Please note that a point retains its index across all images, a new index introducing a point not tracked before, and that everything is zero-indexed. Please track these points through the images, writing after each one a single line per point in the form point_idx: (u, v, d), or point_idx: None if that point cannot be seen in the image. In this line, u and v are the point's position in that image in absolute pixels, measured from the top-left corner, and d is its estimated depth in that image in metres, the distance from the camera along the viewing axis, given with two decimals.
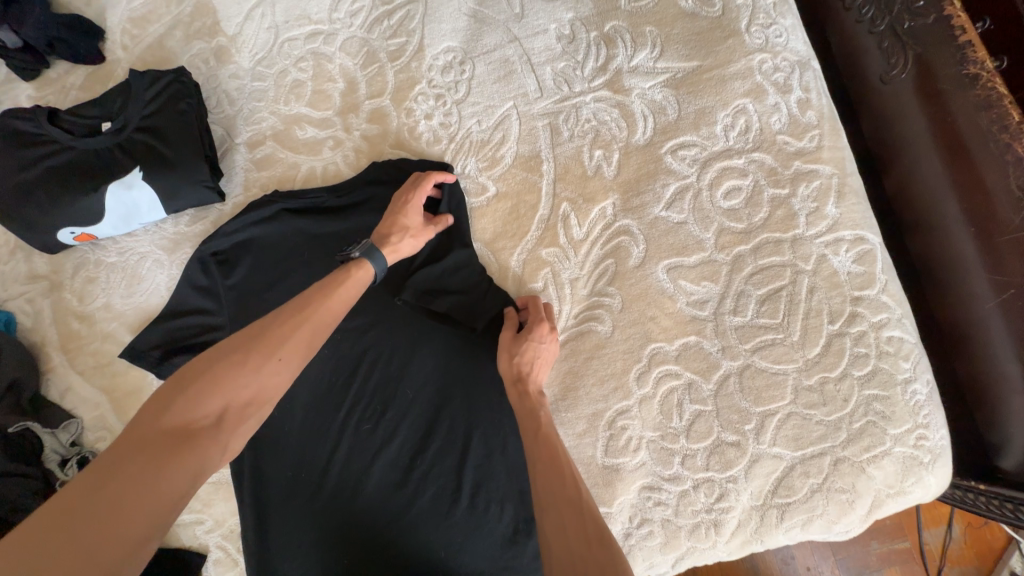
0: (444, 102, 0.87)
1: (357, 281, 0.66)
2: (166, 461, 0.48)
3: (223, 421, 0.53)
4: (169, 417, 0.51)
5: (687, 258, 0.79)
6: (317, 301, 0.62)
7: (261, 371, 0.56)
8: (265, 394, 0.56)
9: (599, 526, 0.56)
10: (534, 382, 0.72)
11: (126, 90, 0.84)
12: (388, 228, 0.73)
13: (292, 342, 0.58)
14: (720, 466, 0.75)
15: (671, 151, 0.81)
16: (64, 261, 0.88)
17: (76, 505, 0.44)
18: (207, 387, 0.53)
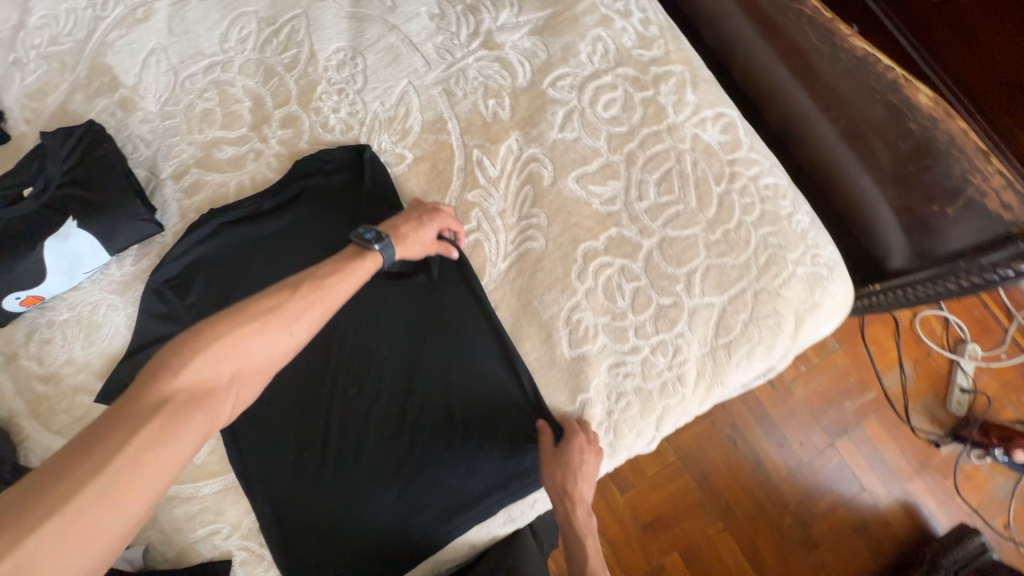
0: (346, 94, 0.96)
1: (365, 270, 0.75)
2: (189, 415, 0.56)
3: (234, 384, 0.62)
4: (192, 374, 0.58)
5: (589, 166, 0.91)
6: (328, 283, 0.71)
7: (271, 340, 0.64)
8: (274, 362, 0.66)
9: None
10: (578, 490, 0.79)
11: (39, 153, 0.87)
12: (405, 228, 0.81)
13: (302, 323, 0.67)
14: (666, 328, 0.86)
15: (551, 84, 0.94)
16: (14, 332, 0.89)
17: (104, 449, 0.50)
18: (225, 351, 0.61)
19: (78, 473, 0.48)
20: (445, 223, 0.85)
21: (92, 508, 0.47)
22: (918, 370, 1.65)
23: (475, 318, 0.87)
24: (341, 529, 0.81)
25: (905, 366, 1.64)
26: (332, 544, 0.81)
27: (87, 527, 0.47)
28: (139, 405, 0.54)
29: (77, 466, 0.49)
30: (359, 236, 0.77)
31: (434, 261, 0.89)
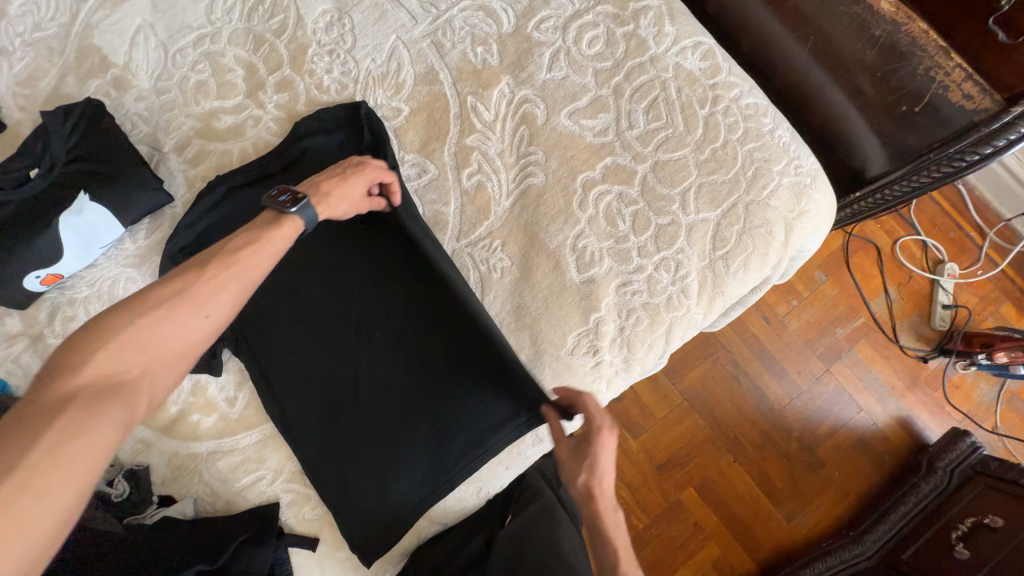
0: (337, 55, 0.99)
1: (285, 238, 0.73)
2: (104, 405, 0.54)
3: (151, 372, 0.60)
4: (95, 366, 0.55)
5: (579, 102, 0.95)
6: (240, 259, 0.67)
7: (183, 326, 0.62)
8: (193, 346, 0.63)
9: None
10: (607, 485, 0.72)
11: (41, 133, 0.88)
12: (328, 187, 0.78)
13: (218, 301, 0.65)
14: (667, 245, 0.91)
15: (536, 27, 0.98)
16: (37, 313, 0.91)
17: (12, 446, 0.48)
18: (131, 341, 0.58)
19: None
20: (375, 175, 0.83)
21: (15, 502, 0.46)
22: (902, 292, 1.73)
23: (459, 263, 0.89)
24: (378, 460, 0.86)
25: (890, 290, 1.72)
26: (373, 475, 0.85)
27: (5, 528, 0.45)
28: (40, 406, 0.51)
29: None
30: (274, 199, 0.74)
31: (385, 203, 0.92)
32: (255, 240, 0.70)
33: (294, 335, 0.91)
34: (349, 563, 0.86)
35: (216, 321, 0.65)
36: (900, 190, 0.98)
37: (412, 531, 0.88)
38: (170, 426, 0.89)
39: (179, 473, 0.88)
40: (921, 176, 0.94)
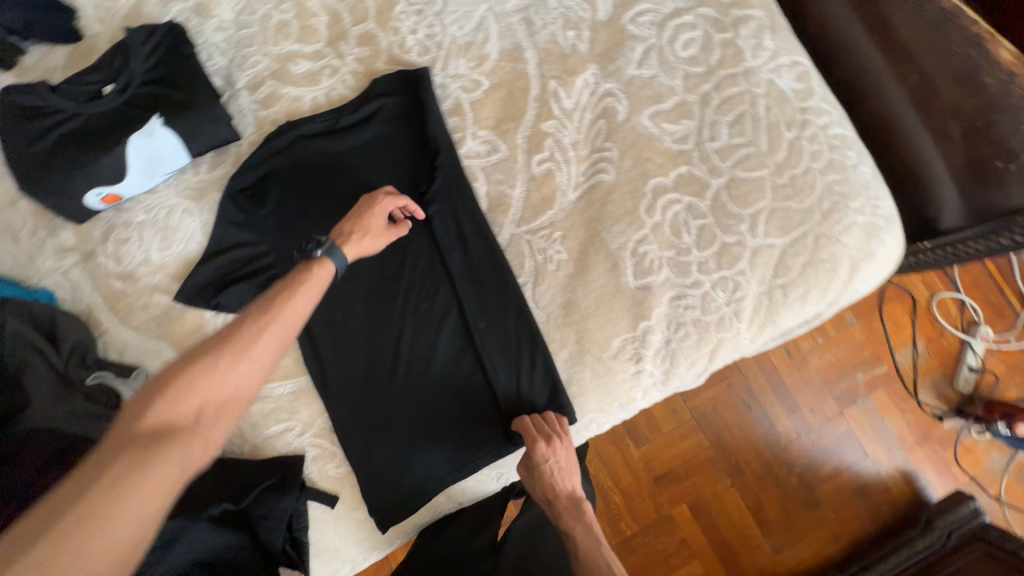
0: (425, 16, 0.96)
1: (319, 279, 0.73)
2: (158, 452, 0.55)
3: (205, 419, 0.59)
4: (154, 414, 0.57)
5: (664, 104, 0.93)
6: (279, 305, 0.68)
7: (231, 372, 0.61)
8: (241, 394, 0.62)
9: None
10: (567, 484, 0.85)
11: (121, 49, 0.87)
12: (351, 230, 0.80)
13: (255, 348, 0.63)
14: (728, 264, 0.89)
15: (632, 20, 0.95)
16: (90, 230, 0.91)
17: (79, 496, 0.51)
18: (185, 389, 0.59)
19: (54, 524, 0.49)
20: (388, 204, 0.83)
21: (69, 553, 0.48)
22: (931, 346, 1.70)
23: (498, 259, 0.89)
24: (407, 432, 0.86)
25: (918, 343, 1.69)
26: (401, 445, 0.85)
27: (57, 570, 0.47)
28: (107, 453, 0.54)
29: (57, 517, 0.50)
30: (302, 251, 0.77)
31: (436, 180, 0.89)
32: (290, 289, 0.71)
33: (341, 293, 0.90)
34: (363, 526, 0.86)
35: (255, 368, 0.63)
36: (977, 247, 0.99)
37: (429, 506, 0.87)
38: None
39: None
40: (998, 238, 0.94)
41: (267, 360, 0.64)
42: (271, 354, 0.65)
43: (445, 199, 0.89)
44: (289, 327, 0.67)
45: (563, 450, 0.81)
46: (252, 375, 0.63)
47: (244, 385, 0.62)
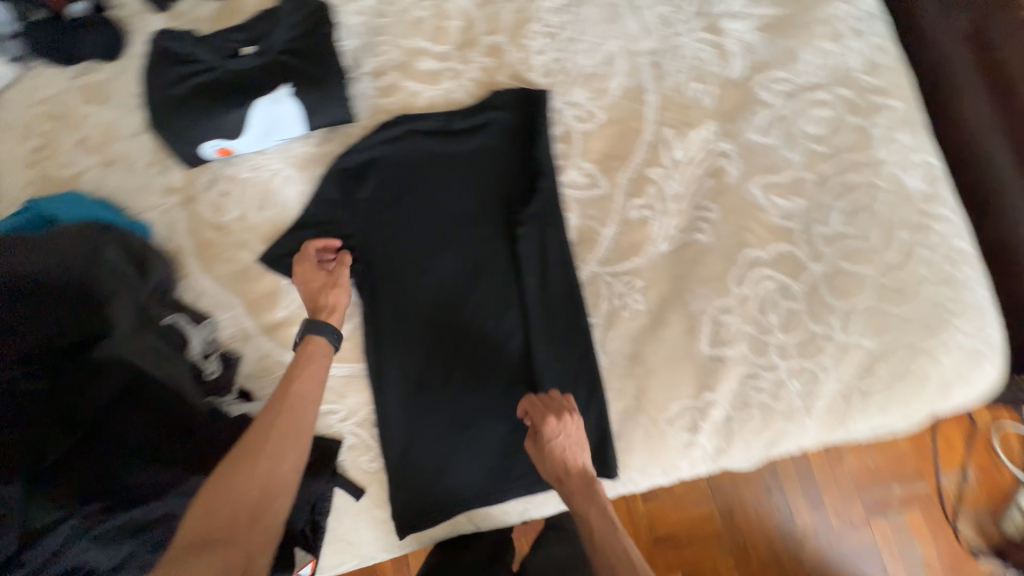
0: (556, 39, 0.97)
1: (319, 361, 0.74)
2: (208, 563, 0.54)
3: (245, 522, 0.58)
4: (194, 529, 0.56)
5: (778, 176, 0.90)
6: (291, 393, 0.68)
7: (257, 469, 0.61)
8: (273, 489, 0.61)
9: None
10: (581, 464, 0.73)
11: (272, 17, 0.93)
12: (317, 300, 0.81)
13: (273, 439, 0.63)
14: (811, 355, 0.85)
15: (763, 85, 0.93)
16: (197, 176, 0.95)
17: None
18: (218, 497, 0.58)
19: None
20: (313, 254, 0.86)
21: None
22: (980, 471, 1.26)
23: (575, 294, 0.87)
24: (446, 446, 0.84)
25: (967, 465, 1.26)
26: (437, 455, 0.84)
27: None
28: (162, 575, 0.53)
29: None
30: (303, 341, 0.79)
31: (531, 202, 0.88)
32: (291, 378, 0.70)
33: (411, 290, 0.89)
34: (380, 527, 0.84)
35: (283, 453, 0.63)
36: None
37: (449, 524, 0.86)
38: (271, 327, 0.90)
39: (264, 372, 0.89)
40: None
41: (295, 443, 0.64)
42: (298, 438, 0.65)
43: (536, 223, 0.88)
44: (307, 410, 0.68)
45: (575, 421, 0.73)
46: (285, 462, 0.63)
47: (281, 473, 0.62)
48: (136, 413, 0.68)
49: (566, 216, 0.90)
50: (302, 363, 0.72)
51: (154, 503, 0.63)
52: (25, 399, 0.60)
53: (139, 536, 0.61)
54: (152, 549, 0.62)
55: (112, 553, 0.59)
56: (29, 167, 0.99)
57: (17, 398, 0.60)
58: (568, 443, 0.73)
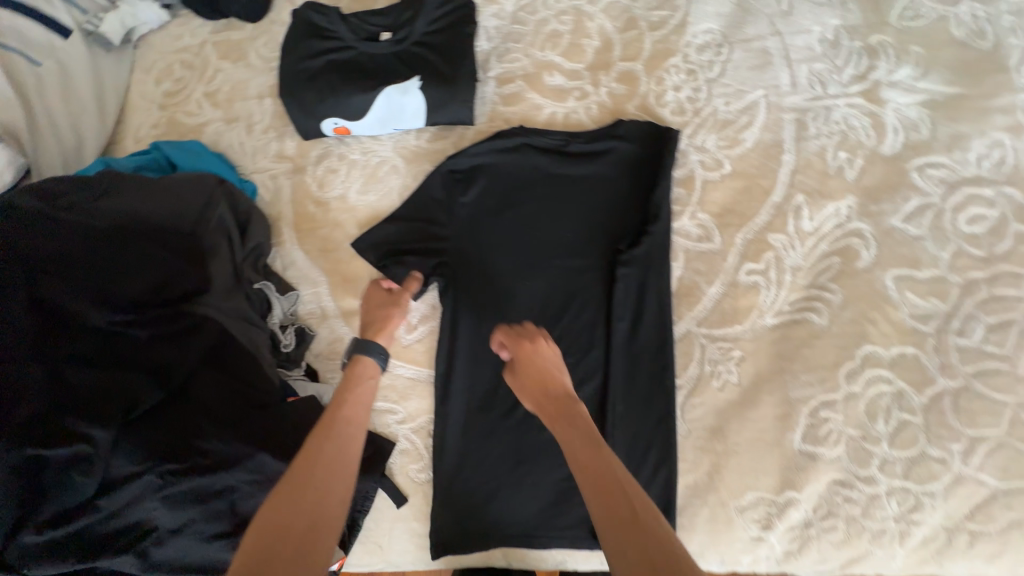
0: (695, 78, 0.92)
1: (367, 388, 0.69)
2: None
3: (297, 559, 0.50)
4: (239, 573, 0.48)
5: (918, 272, 0.81)
6: (337, 417, 0.63)
7: (304, 497, 0.54)
8: (323, 522, 0.53)
9: (674, 551, 0.50)
10: (560, 385, 0.70)
11: (414, 6, 0.92)
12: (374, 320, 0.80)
13: (321, 467, 0.57)
14: (918, 479, 0.75)
15: (919, 168, 0.85)
16: (310, 149, 0.97)
17: None
18: (265, 531, 0.51)
19: None
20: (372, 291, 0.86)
21: None
22: None
23: (665, 351, 0.81)
24: (499, 476, 0.81)
25: None
26: (488, 482, 0.81)
27: None
28: None
29: None
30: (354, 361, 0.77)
31: (638, 245, 0.83)
32: (339, 401, 0.66)
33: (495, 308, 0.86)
34: (413, 541, 0.82)
35: (334, 481, 0.57)
36: None
37: (483, 555, 0.82)
38: (349, 313, 0.89)
39: (333, 356, 0.87)
40: None
41: (342, 474, 0.58)
42: (344, 468, 0.58)
43: (639, 266, 0.83)
44: (355, 437, 0.62)
45: (546, 345, 0.74)
46: (333, 493, 0.56)
47: (331, 503, 0.55)
48: (217, 376, 0.68)
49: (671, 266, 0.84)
50: (349, 387, 0.68)
51: (222, 474, 0.62)
52: (127, 347, 0.65)
53: (206, 502, 0.61)
54: (216, 517, 0.62)
55: (177, 514, 0.60)
56: (160, 108, 1.03)
57: (124, 344, 0.65)
58: (543, 364, 0.71)
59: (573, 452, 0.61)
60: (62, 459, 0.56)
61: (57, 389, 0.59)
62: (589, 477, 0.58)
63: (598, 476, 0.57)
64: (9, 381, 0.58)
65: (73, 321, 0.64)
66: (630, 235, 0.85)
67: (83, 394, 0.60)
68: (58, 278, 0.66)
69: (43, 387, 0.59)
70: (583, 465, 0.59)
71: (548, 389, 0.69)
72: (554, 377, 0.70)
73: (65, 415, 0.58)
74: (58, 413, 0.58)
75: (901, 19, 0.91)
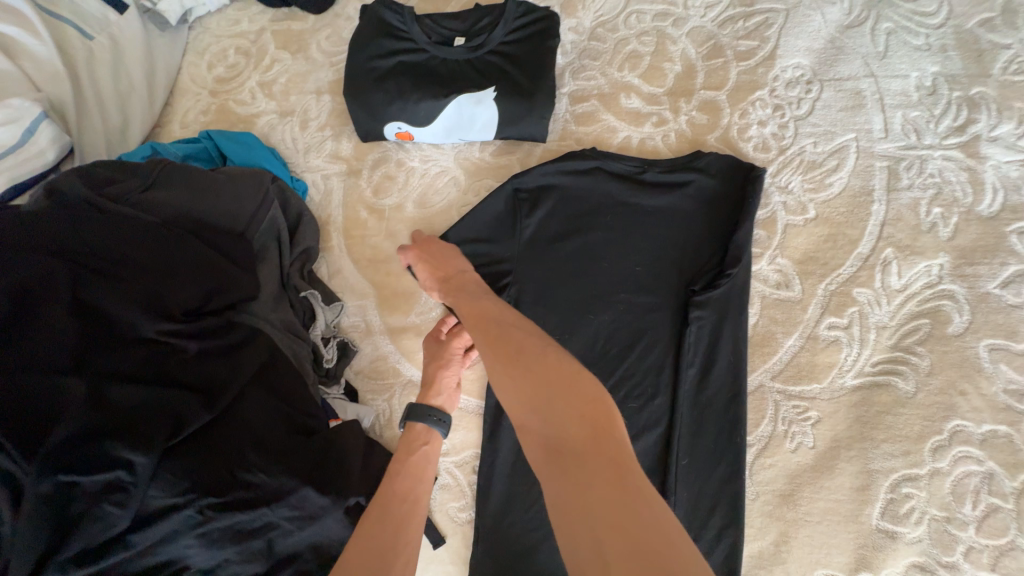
0: (782, 113, 0.87)
1: (421, 455, 0.66)
2: None
3: None
4: None
5: (1015, 344, 0.75)
6: (398, 482, 0.61)
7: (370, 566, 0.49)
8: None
9: (524, 340, 0.55)
10: (452, 268, 0.73)
11: (492, 13, 0.87)
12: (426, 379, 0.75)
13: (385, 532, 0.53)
14: (1007, 572, 0.69)
15: (1019, 232, 0.79)
16: (367, 152, 0.91)
17: None
18: None
19: None
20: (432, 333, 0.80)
21: None
22: None
23: (736, 406, 0.75)
24: (548, 527, 0.74)
25: None
26: (535, 532, 0.74)
27: None
28: None
29: None
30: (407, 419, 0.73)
31: (716, 290, 0.77)
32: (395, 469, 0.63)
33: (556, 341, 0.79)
34: None
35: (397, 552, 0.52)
36: None
37: None
38: (396, 331, 0.83)
39: (375, 376, 0.81)
40: None
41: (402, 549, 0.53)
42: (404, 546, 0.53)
43: (714, 312, 0.77)
44: (413, 515, 0.58)
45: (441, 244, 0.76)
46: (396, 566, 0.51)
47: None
48: (265, 397, 0.65)
49: (747, 313, 0.78)
50: (403, 454, 0.65)
51: (261, 510, 0.57)
52: (177, 360, 0.60)
53: (243, 541, 0.56)
54: (251, 558, 0.57)
55: (212, 553, 0.55)
56: (211, 95, 0.99)
57: (171, 357, 0.60)
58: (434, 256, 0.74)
59: (456, 303, 0.67)
60: (97, 487, 0.51)
61: (98, 406, 0.54)
62: (465, 315, 0.64)
63: (473, 313, 0.63)
64: (46, 395, 0.52)
65: (119, 329, 0.58)
66: (707, 276, 0.79)
67: (126, 413, 0.55)
68: (105, 278, 0.60)
69: (82, 404, 0.53)
70: (461, 307, 0.66)
71: (445, 275, 0.72)
72: (444, 262, 0.74)
73: (107, 438, 0.52)
74: (97, 435, 0.52)
75: (1005, 72, 0.85)
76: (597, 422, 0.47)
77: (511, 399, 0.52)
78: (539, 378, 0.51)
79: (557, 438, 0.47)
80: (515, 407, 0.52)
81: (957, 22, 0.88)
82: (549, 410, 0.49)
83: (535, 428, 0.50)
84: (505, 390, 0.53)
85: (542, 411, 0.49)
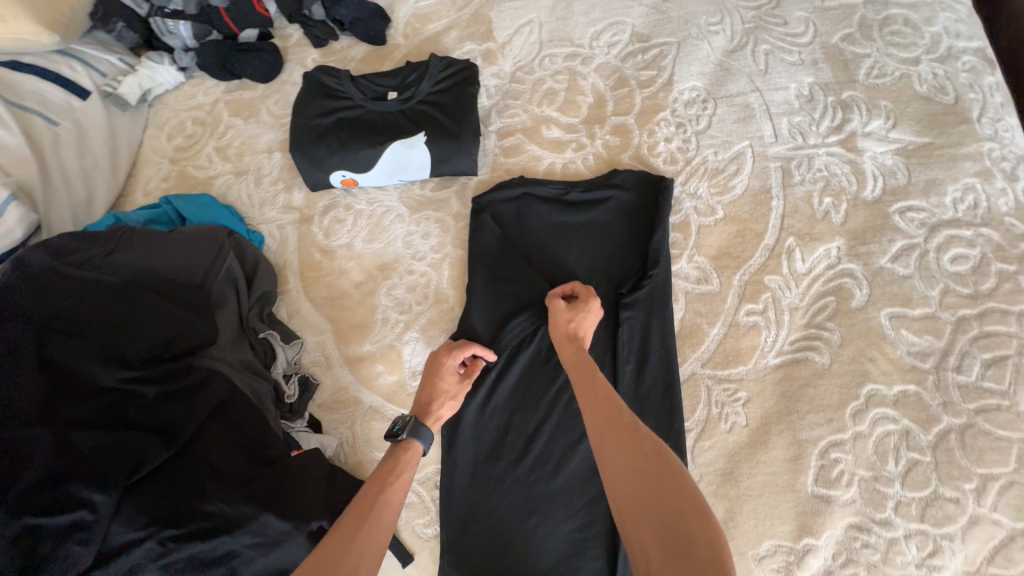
0: (684, 130, 0.98)
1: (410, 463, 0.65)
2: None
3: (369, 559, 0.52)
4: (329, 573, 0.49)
5: (910, 310, 0.84)
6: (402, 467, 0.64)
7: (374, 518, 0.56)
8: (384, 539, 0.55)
9: (656, 442, 0.53)
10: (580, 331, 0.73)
11: (419, 68, 0.98)
12: (426, 399, 0.73)
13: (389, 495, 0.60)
14: (935, 521, 0.74)
15: (900, 211, 0.89)
16: (317, 200, 1.00)
17: None
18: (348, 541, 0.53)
19: None
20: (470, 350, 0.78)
21: None
22: None
23: (670, 396, 0.81)
24: (510, 531, 0.77)
25: None
26: (497, 537, 0.77)
27: None
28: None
29: None
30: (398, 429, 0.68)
31: (641, 291, 0.84)
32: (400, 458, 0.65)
33: (503, 354, 0.85)
34: None
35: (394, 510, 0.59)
36: None
37: None
38: (354, 361, 0.88)
39: (336, 406, 0.86)
40: None
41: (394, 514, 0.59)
42: (360, 544, 0.52)
43: (641, 311, 0.84)
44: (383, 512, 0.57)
45: (596, 318, 0.75)
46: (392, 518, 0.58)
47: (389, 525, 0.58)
48: (225, 432, 0.69)
49: (672, 309, 0.86)
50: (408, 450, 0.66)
51: (222, 538, 0.62)
52: (137, 407, 0.66)
53: (206, 569, 0.62)
54: None
55: None
56: (171, 162, 1.07)
57: (131, 403, 0.65)
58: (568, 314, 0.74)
59: (576, 373, 0.66)
60: (62, 527, 0.56)
61: (62, 455, 0.59)
62: (587, 389, 0.63)
63: (597, 387, 0.62)
64: (12, 447, 0.57)
65: (81, 381, 0.64)
66: (632, 280, 0.86)
67: (86, 458, 0.59)
68: (65, 336, 0.65)
69: (47, 453, 0.58)
70: (581, 377, 0.65)
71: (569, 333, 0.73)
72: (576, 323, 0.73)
73: (70, 482, 0.58)
74: (59, 480, 0.58)
75: (868, 76, 0.98)
76: (721, 561, 0.43)
77: (628, 492, 0.50)
78: (667, 487, 0.49)
79: (678, 550, 0.44)
80: (630, 500, 0.50)
81: (823, 39, 1.02)
82: (675, 525, 0.46)
83: (651, 535, 0.46)
84: (627, 487, 0.51)
85: (663, 521, 0.46)
